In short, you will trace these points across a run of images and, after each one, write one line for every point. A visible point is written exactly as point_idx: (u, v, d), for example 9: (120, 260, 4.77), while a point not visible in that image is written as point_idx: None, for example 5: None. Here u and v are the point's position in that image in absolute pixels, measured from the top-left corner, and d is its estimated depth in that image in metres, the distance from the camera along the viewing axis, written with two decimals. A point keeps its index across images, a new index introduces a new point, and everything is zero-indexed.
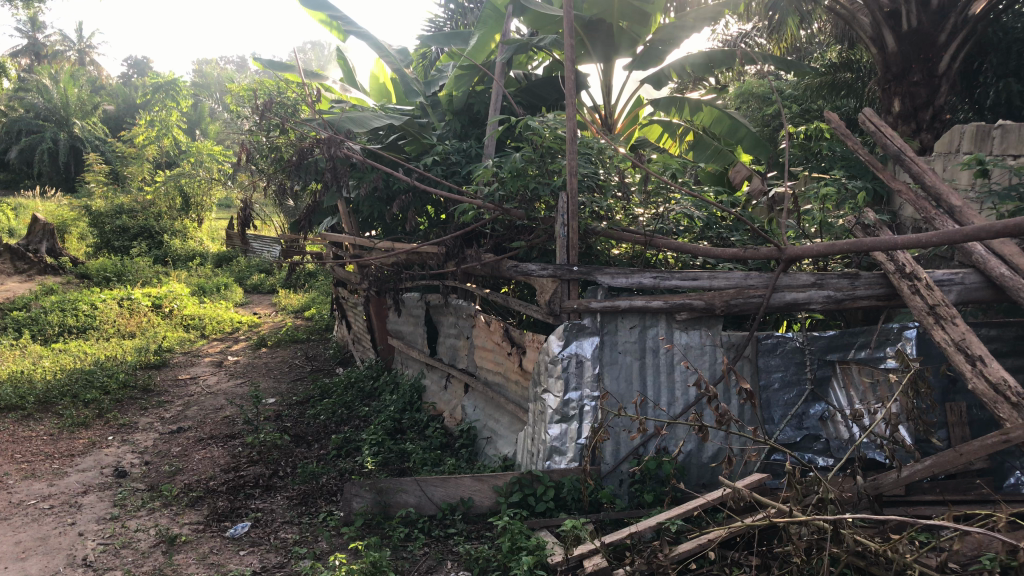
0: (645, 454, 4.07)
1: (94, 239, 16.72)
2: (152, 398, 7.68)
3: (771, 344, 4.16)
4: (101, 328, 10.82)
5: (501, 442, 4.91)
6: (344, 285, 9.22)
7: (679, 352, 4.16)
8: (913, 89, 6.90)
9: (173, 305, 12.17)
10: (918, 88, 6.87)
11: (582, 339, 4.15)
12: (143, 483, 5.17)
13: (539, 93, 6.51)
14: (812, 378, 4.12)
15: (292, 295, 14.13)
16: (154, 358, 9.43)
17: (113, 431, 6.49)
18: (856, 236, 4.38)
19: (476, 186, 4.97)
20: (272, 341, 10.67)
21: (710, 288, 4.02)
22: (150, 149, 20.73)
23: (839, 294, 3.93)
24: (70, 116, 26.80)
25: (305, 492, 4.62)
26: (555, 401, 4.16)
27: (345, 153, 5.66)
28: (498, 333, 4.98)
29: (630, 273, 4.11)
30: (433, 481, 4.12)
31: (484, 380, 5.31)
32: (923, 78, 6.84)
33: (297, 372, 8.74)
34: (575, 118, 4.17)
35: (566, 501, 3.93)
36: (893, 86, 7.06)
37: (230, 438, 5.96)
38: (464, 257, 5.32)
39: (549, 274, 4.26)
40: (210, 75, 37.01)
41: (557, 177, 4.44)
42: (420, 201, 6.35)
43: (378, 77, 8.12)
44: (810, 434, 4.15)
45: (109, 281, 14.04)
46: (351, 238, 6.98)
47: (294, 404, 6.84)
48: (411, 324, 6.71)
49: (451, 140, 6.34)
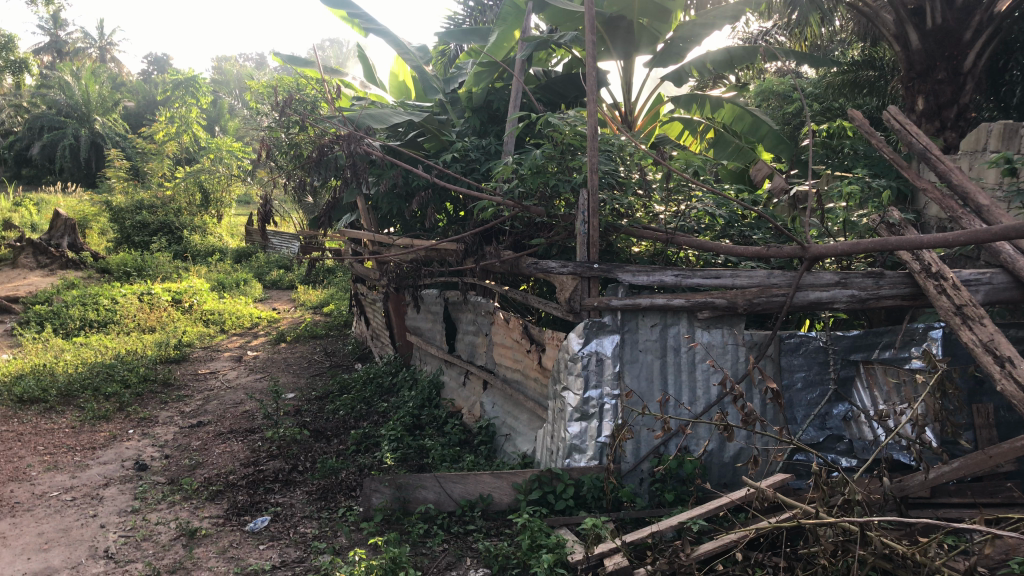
0: (666, 453, 4.06)
1: (115, 234, 16.84)
2: (172, 392, 7.72)
3: (794, 344, 4.12)
4: (122, 323, 10.89)
5: (519, 439, 4.89)
6: (362, 281, 9.24)
7: (701, 351, 4.14)
8: (937, 87, 6.82)
9: (192, 300, 12.24)
10: (942, 86, 6.79)
11: (603, 337, 4.13)
12: (163, 476, 5.19)
13: (559, 90, 6.48)
14: (836, 378, 4.10)
15: (311, 290, 14.18)
16: (174, 353, 9.50)
17: (134, 425, 6.52)
18: (880, 234, 4.33)
19: (496, 183, 4.96)
20: (291, 336, 10.72)
21: (732, 287, 3.99)
22: (170, 145, 20.85)
23: (863, 294, 3.89)
24: (91, 112, 27.02)
25: (324, 487, 4.63)
26: (574, 399, 4.14)
27: (364, 150, 5.66)
28: (517, 331, 4.97)
29: (651, 272, 4.08)
30: (452, 478, 4.11)
31: (503, 377, 5.30)
32: (947, 76, 6.76)
33: (316, 368, 8.76)
34: (596, 116, 4.14)
35: (585, 499, 3.93)
36: (917, 84, 6.98)
37: (249, 432, 5.98)
38: (483, 254, 5.32)
39: (569, 271, 4.24)
40: (230, 72, 37.18)
41: (577, 174, 4.41)
42: (439, 198, 6.34)
43: (397, 75, 8.11)
44: (833, 434, 4.13)
45: (130, 275, 14.15)
46: (370, 235, 7.00)
47: (313, 399, 6.86)
48: (429, 320, 6.72)
49: (470, 137, 6.33)
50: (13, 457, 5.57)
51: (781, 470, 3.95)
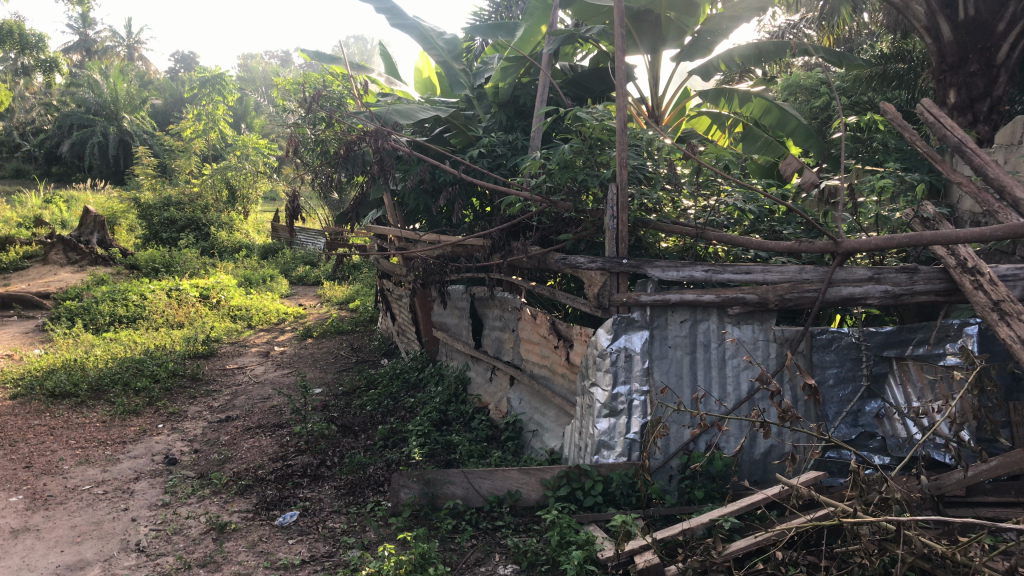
0: (695, 450, 4.02)
1: (143, 230, 17.02)
2: (200, 387, 7.80)
3: (825, 340, 4.14)
4: (151, 318, 11.01)
5: (546, 435, 4.87)
6: (389, 277, 9.25)
7: (731, 347, 4.10)
8: (969, 79, 6.72)
9: (220, 295, 12.34)
10: (975, 79, 6.70)
11: (631, 333, 4.10)
12: (193, 470, 5.24)
13: (585, 85, 6.45)
14: (868, 375, 4.06)
15: (337, 286, 14.25)
16: (202, 348, 9.58)
17: (163, 419, 6.58)
18: (914, 228, 4.26)
19: (523, 178, 4.94)
20: (318, 332, 10.77)
21: (763, 282, 3.94)
22: (197, 143, 21.02)
23: (897, 289, 3.85)
24: (119, 110, 27.35)
25: (352, 482, 4.64)
26: (603, 395, 4.13)
27: (391, 145, 5.66)
28: (545, 327, 4.95)
29: (681, 266, 4.04)
30: (480, 474, 4.09)
31: (530, 373, 5.29)
32: (979, 68, 6.66)
33: (343, 363, 8.80)
34: (625, 110, 4.11)
35: (614, 496, 3.91)
36: (948, 77, 6.89)
37: (277, 427, 6.01)
38: (510, 250, 5.30)
39: (598, 267, 4.20)
40: (256, 69, 37.38)
41: (605, 169, 4.38)
42: (466, 193, 6.33)
43: (422, 71, 8.12)
44: (865, 432, 4.07)
45: (158, 271, 14.29)
46: (397, 230, 7.01)
47: (340, 395, 6.88)
48: (455, 316, 6.71)
49: (497, 132, 6.31)
50: (45, 451, 5.64)
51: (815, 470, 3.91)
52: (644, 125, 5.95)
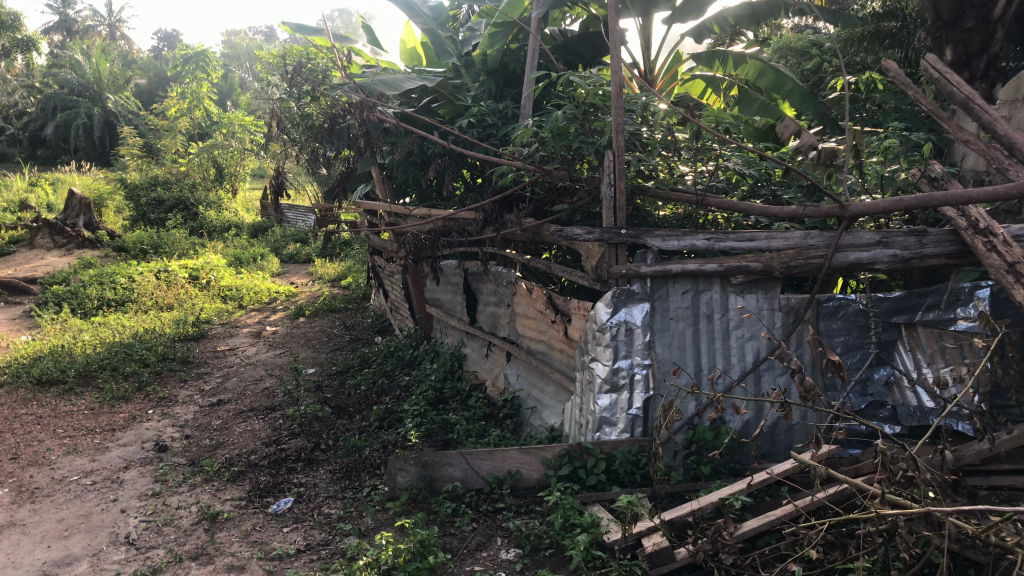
0: (700, 424, 3.90)
1: (131, 212, 16.77)
2: (191, 370, 7.65)
3: (831, 308, 3.99)
4: (140, 301, 10.84)
5: (546, 412, 4.74)
6: (380, 253, 9.07)
7: (735, 317, 3.97)
8: (965, 36, 6.44)
9: (210, 276, 12.16)
10: (971, 36, 6.42)
11: (631, 306, 3.95)
12: (184, 458, 5.11)
13: (576, 50, 6.25)
14: (877, 343, 3.95)
15: (329, 263, 14.06)
16: (193, 330, 9.42)
17: (154, 404, 6.44)
18: (921, 189, 4.11)
19: (515, 148, 4.76)
20: (310, 310, 10.63)
21: (767, 250, 3.82)
22: (182, 121, 20.67)
23: (905, 254, 3.76)
24: (103, 90, 26.94)
25: (348, 465, 4.51)
26: (603, 370, 3.99)
27: (378, 117, 5.48)
28: (542, 301, 4.80)
29: (682, 235, 3.88)
30: (479, 454, 3.96)
31: (527, 348, 5.15)
32: (976, 24, 6.36)
33: (336, 342, 8.65)
34: (621, 73, 3.93)
35: (618, 474, 3.79)
36: (944, 34, 6.58)
37: (270, 410, 5.88)
38: (504, 222, 5.14)
39: (595, 238, 4.03)
40: (241, 46, 36.91)
41: (601, 135, 4.22)
42: (456, 165, 6.16)
43: (407, 42, 7.88)
44: (875, 401, 3.96)
45: (147, 253, 14.07)
46: (386, 206, 6.85)
47: (333, 375, 6.74)
48: (449, 292, 6.56)
49: (487, 101, 6.12)
50: (32, 441, 5.49)
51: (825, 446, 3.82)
52: (637, 90, 5.77)
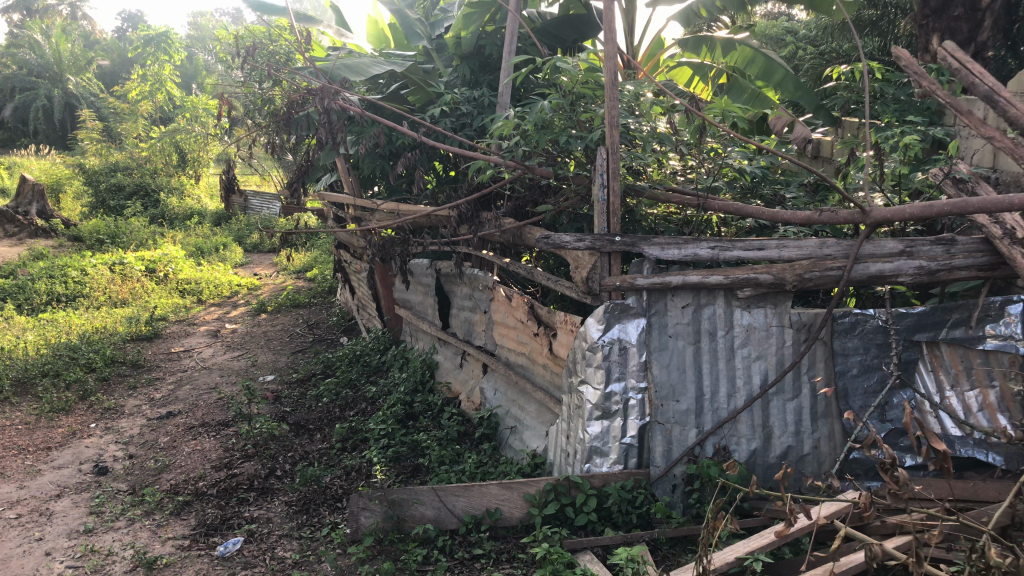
0: (701, 455, 3.55)
1: (89, 199, 16.08)
2: (141, 375, 7.12)
3: (848, 324, 3.56)
4: (92, 296, 10.23)
5: (527, 434, 4.28)
6: (345, 247, 8.54)
7: (741, 336, 3.52)
8: (953, 25, 6.12)
9: (167, 268, 11.55)
10: (959, 23, 6.10)
11: (626, 322, 3.52)
12: (125, 483, 4.60)
13: (557, 34, 5.77)
14: (898, 362, 3.52)
15: (293, 254, 13.48)
16: (146, 329, 8.85)
17: (97, 417, 5.92)
18: (944, 191, 3.71)
19: (494, 141, 4.30)
20: (272, 306, 10.13)
21: (778, 260, 3.39)
22: (143, 105, 19.90)
23: (932, 264, 3.35)
24: (63, 71, 25.92)
25: (306, 496, 4.04)
26: (594, 395, 3.56)
27: (340, 105, 4.98)
28: (522, 310, 4.36)
29: (683, 244, 3.44)
30: (454, 491, 3.50)
31: (505, 360, 4.70)
32: (964, 12, 6.06)
33: (298, 343, 8.15)
34: (615, 59, 3.48)
35: (611, 513, 3.38)
36: (932, 22, 6.24)
37: (223, 425, 5.38)
38: (480, 223, 4.69)
39: (586, 247, 3.54)
40: (206, 25, 36.00)
41: (590, 129, 3.78)
42: (428, 158, 5.68)
43: (376, 21, 7.31)
44: (897, 429, 3.51)
45: (103, 243, 13.41)
46: (352, 200, 6.36)
47: (294, 383, 6.25)
48: (420, 294, 6.08)
49: (460, 88, 5.66)
50: None
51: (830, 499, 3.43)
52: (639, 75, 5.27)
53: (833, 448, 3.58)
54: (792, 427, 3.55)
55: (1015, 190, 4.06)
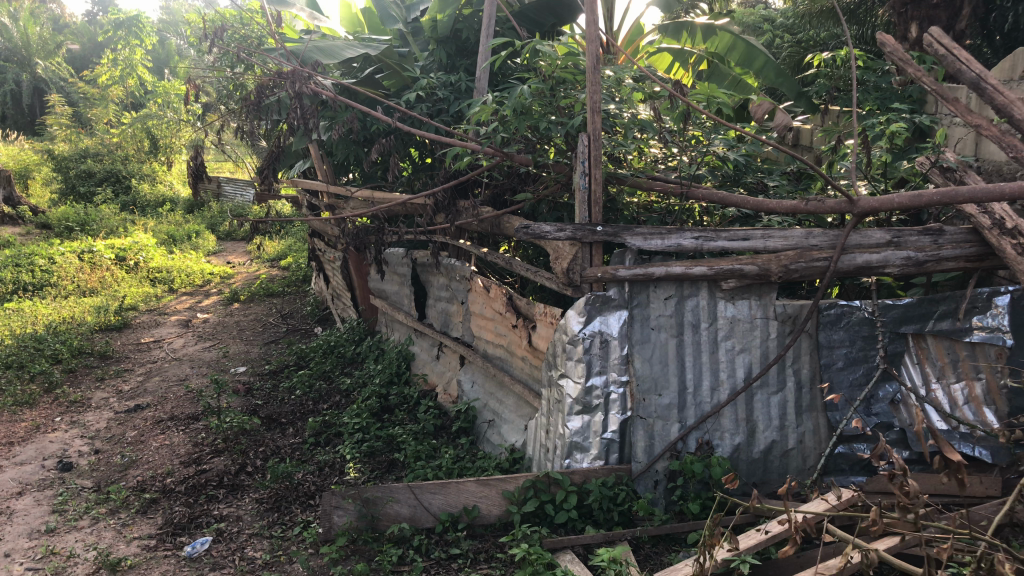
0: (684, 450, 3.47)
1: (59, 185, 15.76)
2: (109, 367, 6.94)
3: (834, 316, 3.44)
4: (59, 285, 9.99)
5: (505, 428, 4.18)
6: (319, 236, 8.37)
7: (725, 328, 3.44)
8: (932, 13, 6.05)
9: (138, 256, 11.32)
10: (938, 12, 6.03)
11: (607, 314, 3.42)
12: (90, 480, 4.46)
13: (535, 18, 5.66)
14: (884, 355, 3.42)
15: (267, 241, 13.26)
16: (115, 319, 8.65)
17: (63, 410, 5.75)
18: (931, 181, 3.65)
19: (471, 127, 4.18)
20: (245, 295, 9.96)
21: (763, 250, 3.32)
22: (114, 90, 19.49)
23: (920, 255, 3.29)
24: (32, 55, 25.38)
25: (277, 493, 3.92)
26: (574, 389, 3.46)
27: (313, 89, 4.83)
28: (500, 301, 4.25)
29: (666, 234, 3.35)
30: (430, 488, 3.40)
31: (483, 352, 4.60)
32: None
33: (272, 334, 7.99)
34: (597, 42, 3.37)
35: (592, 510, 3.29)
36: (910, 11, 6.16)
37: (193, 419, 5.23)
38: (457, 211, 4.57)
39: (566, 238, 3.42)
40: (178, 8, 35.41)
41: (570, 115, 3.67)
42: (403, 144, 5.55)
43: (350, 7, 7.14)
44: (882, 423, 3.43)
45: (72, 231, 13.13)
46: (326, 187, 6.21)
47: (266, 375, 6.10)
48: (395, 284, 5.94)
49: (437, 73, 5.53)
50: None
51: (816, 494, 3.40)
52: (619, 60, 5.34)
53: (817, 443, 3.54)
54: (776, 422, 3.49)
55: (999, 179, 4.01)
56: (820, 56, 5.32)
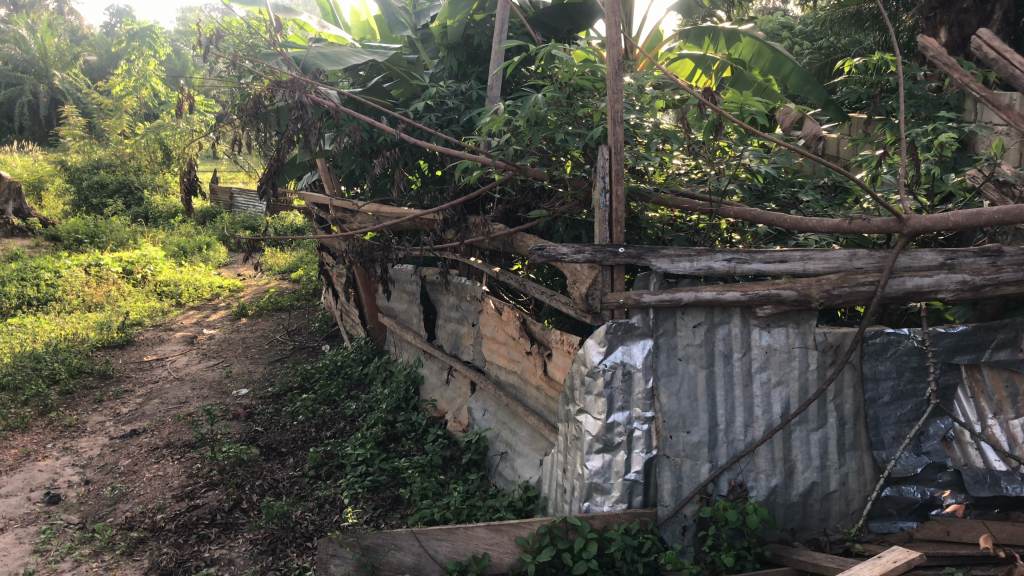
0: (715, 494, 3.15)
1: (71, 197, 15.59)
2: (109, 388, 6.68)
3: (879, 345, 3.12)
4: (65, 299, 9.77)
5: (519, 462, 3.89)
6: (327, 250, 8.10)
7: (759, 358, 3.13)
8: (962, 18, 5.72)
9: (146, 269, 11.08)
10: (968, 16, 5.71)
11: (630, 343, 3.11)
12: (76, 515, 4.18)
13: (551, 25, 5.40)
14: (936, 389, 3.10)
15: (278, 253, 13.02)
16: (118, 336, 8.39)
17: (57, 436, 5.49)
18: (985, 196, 3.33)
19: (482, 138, 3.89)
20: (253, 310, 9.70)
21: (803, 274, 3.01)
22: (128, 100, 19.34)
23: (977, 279, 2.97)
24: (49, 67, 25.30)
25: (273, 534, 3.64)
26: (594, 426, 3.16)
27: (315, 99, 4.55)
28: (513, 325, 3.96)
29: (695, 256, 3.04)
30: (436, 534, 3.13)
31: (494, 379, 4.31)
32: (973, 4, 5.68)
33: (278, 352, 7.71)
34: (619, 46, 3.07)
35: (614, 561, 2.98)
36: (938, 15, 5.83)
37: (189, 447, 4.95)
38: (468, 228, 4.29)
39: (585, 260, 3.12)
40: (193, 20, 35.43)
41: (589, 126, 3.37)
42: (411, 156, 5.26)
43: (361, 15, 6.90)
44: (935, 463, 3.09)
45: (82, 243, 12.93)
46: (331, 200, 5.94)
47: (269, 398, 5.83)
48: (404, 302, 5.65)
49: (447, 81, 5.27)
50: None
51: (861, 543, 3.09)
52: (640, 66, 5.02)
53: (862, 485, 3.23)
54: (816, 462, 3.18)
55: None
56: (850, 61, 5.02)
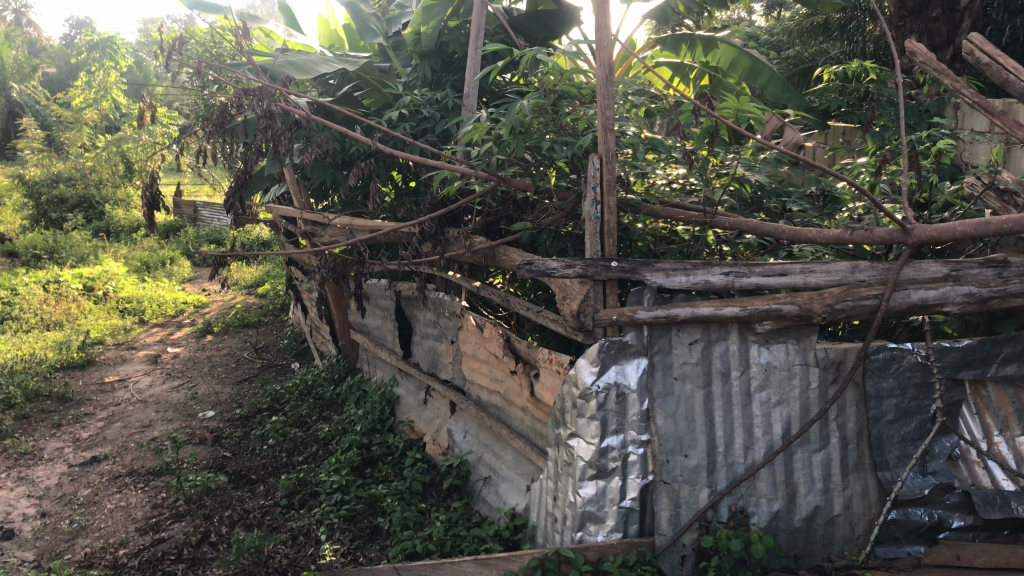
0: (715, 520, 2.99)
1: (29, 211, 15.15)
2: (68, 411, 6.38)
3: (881, 361, 2.98)
4: (21, 318, 9.41)
5: (504, 488, 3.70)
6: (295, 264, 7.85)
7: (759, 376, 2.98)
8: (930, 26, 5.55)
9: (108, 286, 10.74)
10: (937, 25, 5.56)
11: (624, 363, 2.95)
12: (31, 552, 3.92)
13: (527, 32, 5.22)
14: (942, 406, 2.97)
15: (243, 268, 12.71)
16: (78, 356, 8.07)
17: (12, 464, 5.20)
18: (987, 204, 3.22)
19: (461, 148, 3.71)
20: (219, 327, 9.41)
21: (804, 287, 2.87)
22: (88, 113, 18.91)
23: (983, 291, 2.82)
24: (7, 79, 24.72)
25: (243, 570, 3.41)
26: (587, 450, 2.98)
27: (284, 108, 4.35)
28: (495, 342, 3.78)
29: (691, 269, 2.89)
30: (418, 570, 3.03)
31: (476, 399, 4.12)
32: (942, 13, 5.53)
33: (246, 370, 7.45)
34: (609, 50, 2.92)
35: None
36: (908, 24, 5.68)
37: (153, 475, 4.70)
38: (446, 240, 4.11)
39: (575, 275, 2.95)
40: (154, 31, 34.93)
41: (576, 134, 3.21)
42: (384, 167, 5.07)
43: (329, 23, 6.68)
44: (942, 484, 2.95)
45: (40, 259, 12.52)
46: (301, 214, 5.72)
47: (237, 421, 5.58)
48: (377, 318, 5.45)
49: (420, 90, 5.09)
50: None
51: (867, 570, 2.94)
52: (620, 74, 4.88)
53: (866, 508, 3.08)
54: (819, 484, 3.03)
55: None
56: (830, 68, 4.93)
